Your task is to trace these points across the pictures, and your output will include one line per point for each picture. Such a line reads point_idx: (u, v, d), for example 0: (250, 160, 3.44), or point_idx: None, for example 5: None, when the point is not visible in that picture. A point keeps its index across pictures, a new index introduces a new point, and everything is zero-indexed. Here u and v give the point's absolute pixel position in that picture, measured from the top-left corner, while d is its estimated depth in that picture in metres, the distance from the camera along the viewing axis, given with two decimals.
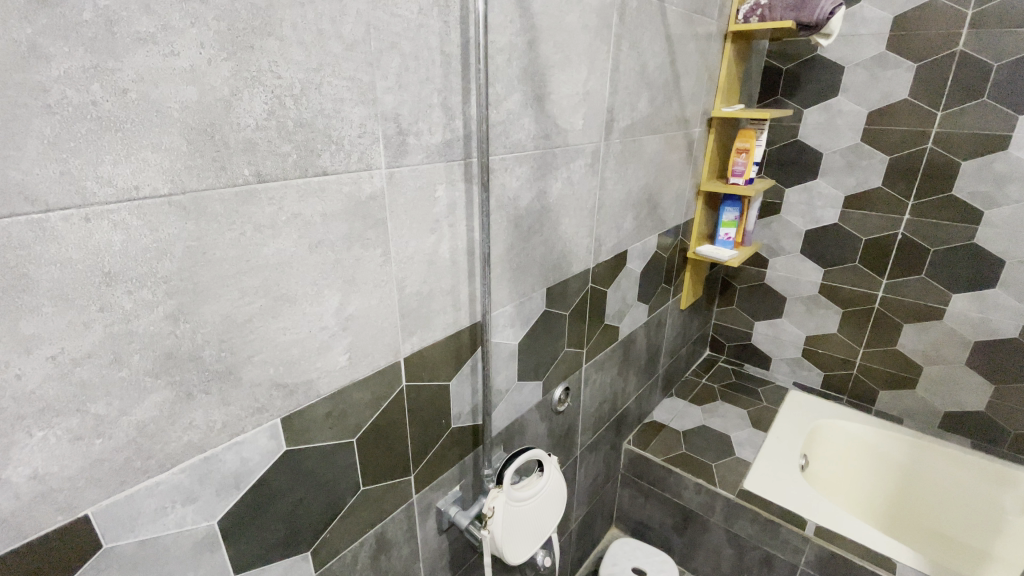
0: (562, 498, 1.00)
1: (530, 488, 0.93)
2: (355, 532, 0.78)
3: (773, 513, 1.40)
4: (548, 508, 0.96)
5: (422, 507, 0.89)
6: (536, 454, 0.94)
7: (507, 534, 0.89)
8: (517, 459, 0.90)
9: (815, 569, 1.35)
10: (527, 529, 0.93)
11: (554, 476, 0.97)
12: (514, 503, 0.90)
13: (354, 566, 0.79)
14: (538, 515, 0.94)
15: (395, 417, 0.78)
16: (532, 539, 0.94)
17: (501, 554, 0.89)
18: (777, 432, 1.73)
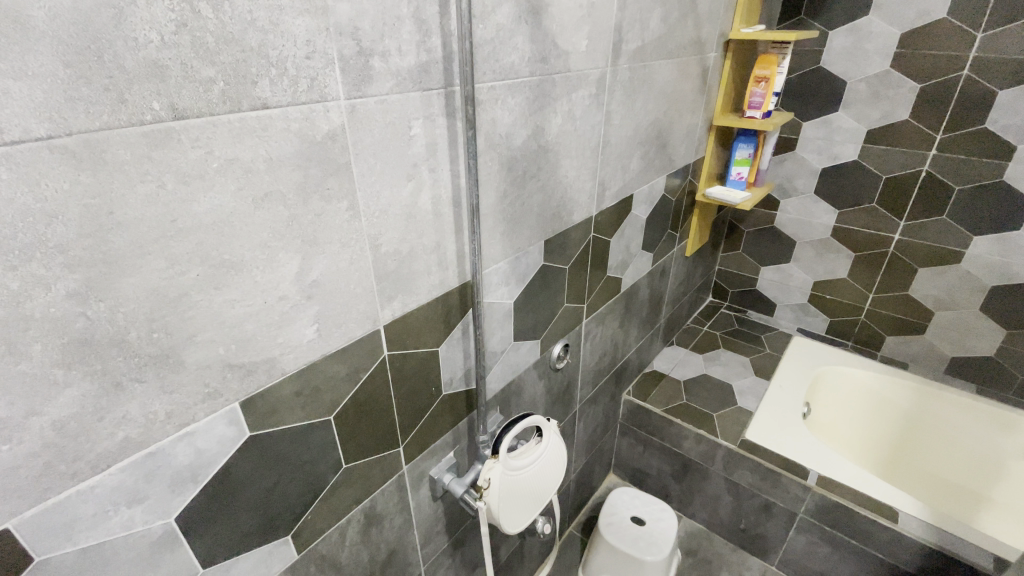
0: (563, 464, 0.95)
1: (529, 456, 0.88)
2: (341, 509, 0.72)
3: (774, 462, 1.37)
4: (548, 476, 0.91)
5: (414, 476, 0.84)
6: (535, 419, 0.88)
7: (504, 505, 0.85)
8: (516, 426, 0.84)
9: (813, 517, 1.34)
10: (526, 498, 0.88)
11: (554, 442, 0.92)
12: (513, 472, 0.85)
13: (341, 543, 0.74)
14: (537, 485, 0.89)
15: (378, 389, 0.70)
16: (531, 508, 0.90)
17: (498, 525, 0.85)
18: (779, 380, 1.69)
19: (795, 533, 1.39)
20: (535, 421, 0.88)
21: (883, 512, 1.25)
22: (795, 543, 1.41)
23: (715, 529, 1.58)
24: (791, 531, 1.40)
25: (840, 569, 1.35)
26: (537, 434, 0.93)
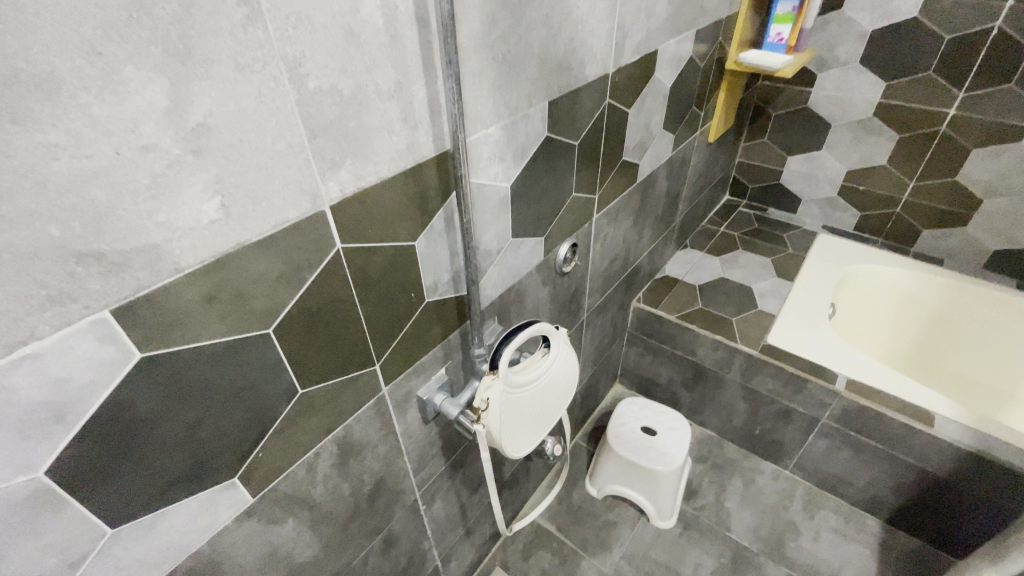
0: (573, 377, 0.82)
1: (535, 371, 0.73)
2: (305, 443, 0.57)
3: (799, 368, 1.25)
4: (556, 392, 0.78)
5: (398, 399, 0.69)
6: (541, 327, 0.71)
7: (508, 429, 0.72)
8: (519, 337, 0.68)
9: (837, 422, 1.24)
10: (532, 419, 0.76)
11: (564, 354, 0.77)
12: (517, 392, 0.71)
13: (312, 479, 0.60)
14: (543, 402, 0.77)
15: (335, 294, 0.52)
16: (539, 428, 0.78)
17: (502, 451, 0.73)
18: (804, 280, 1.54)
19: (815, 439, 1.31)
20: (541, 330, 0.72)
21: (918, 415, 1.15)
22: (814, 449, 1.33)
23: (727, 436, 1.51)
24: (811, 436, 1.31)
25: (862, 472, 1.28)
26: (543, 344, 0.77)
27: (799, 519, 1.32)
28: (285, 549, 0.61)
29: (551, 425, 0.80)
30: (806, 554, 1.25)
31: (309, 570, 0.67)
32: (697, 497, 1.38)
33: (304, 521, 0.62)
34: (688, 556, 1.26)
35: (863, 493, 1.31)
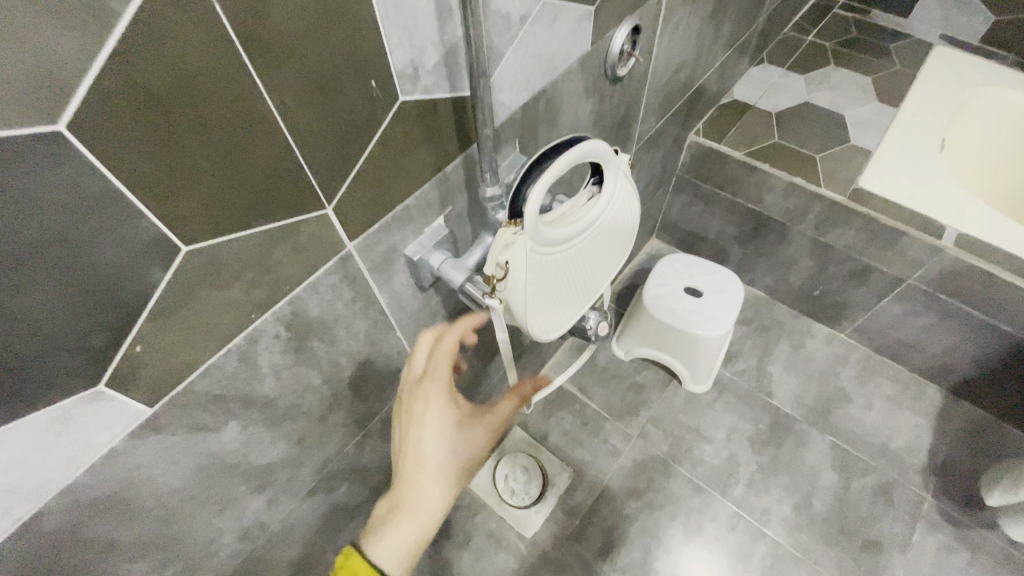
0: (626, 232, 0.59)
1: (580, 220, 0.50)
2: (226, 328, 0.37)
3: (898, 218, 0.98)
4: (600, 252, 0.55)
5: (377, 261, 0.46)
6: (598, 150, 0.46)
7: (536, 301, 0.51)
8: (569, 159, 0.42)
9: (927, 285, 1.02)
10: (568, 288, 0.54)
11: (618, 197, 0.53)
12: (554, 250, 0.48)
13: (254, 373, 0.41)
14: (582, 264, 0.54)
15: (208, 60, 0.26)
16: (575, 300, 0.57)
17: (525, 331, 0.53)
18: (912, 107, 1.18)
19: (891, 303, 1.11)
20: (596, 155, 0.46)
21: None
22: (886, 313, 1.13)
23: (778, 296, 1.32)
24: (886, 300, 1.11)
25: (938, 340, 1.10)
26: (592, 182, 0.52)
27: (851, 386, 1.19)
28: (235, 456, 0.45)
29: (589, 296, 0.60)
30: (853, 422, 1.14)
31: (280, 471, 0.52)
32: (737, 361, 1.25)
33: (257, 423, 0.45)
34: (722, 421, 1.17)
35: (931, 360, 1.15)
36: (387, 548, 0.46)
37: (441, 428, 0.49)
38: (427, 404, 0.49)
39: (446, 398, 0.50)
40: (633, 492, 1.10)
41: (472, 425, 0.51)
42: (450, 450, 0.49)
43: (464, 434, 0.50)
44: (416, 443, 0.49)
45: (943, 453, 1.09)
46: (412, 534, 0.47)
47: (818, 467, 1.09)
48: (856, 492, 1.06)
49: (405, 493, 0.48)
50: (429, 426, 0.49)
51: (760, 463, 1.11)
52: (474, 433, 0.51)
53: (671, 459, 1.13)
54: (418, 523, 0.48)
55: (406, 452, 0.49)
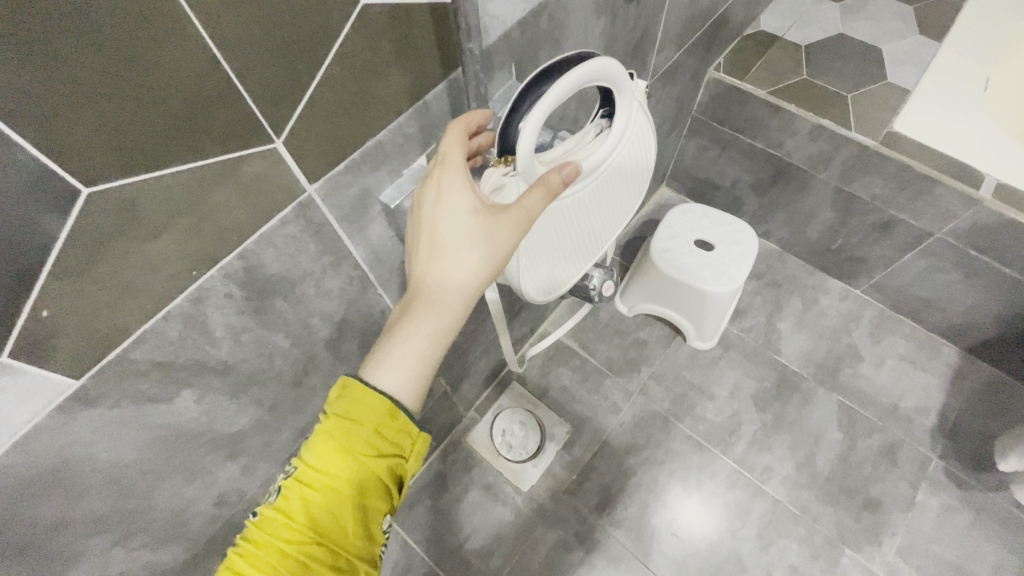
0: (638, 179, 0.53)
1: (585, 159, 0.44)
2: (160, 288, 0.31)
3: (931, 166, 0.90)
4: (605, 202, 0.50)
5: (346, 209, 0.40)
6: (612, 76, 0.39)
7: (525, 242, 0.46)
8: (576, 88, 0.36)
9: (957, 240, 0.95)
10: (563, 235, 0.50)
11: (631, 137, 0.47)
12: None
13: (206, 338, 0.36)
14: (582, 210, 0.49)
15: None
16: (572, 249, 0.52)
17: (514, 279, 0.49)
18: (958, 40, 1.06)
19: (914, 258, 1.04)
20: (610, 81, 0.40)
21: None
22: (908, 269, 1.07)
23: (792, 250, 1.25)
24: (910, 255, 1.04)
25: (961, 298, 1.04)
26: (602, 116, 0.46)
27: (863, 344, 1.15)
28: (196, 426, 0.41)
29: (591, 248, 0.55)
30: (862, 382, 1.11)
31: (254, 437, 0.48)
32: (746, 317, 1.20)
33: (218, 391, 0.40)
34: (727, 378, 1.13)
35: (950, 319, 1.10)
36: (391, 365, 0.42)
37: (445, 230, 0.40)
38: (435, 196, 0.39)
39: (460, 187, 0.39)
40: (632, 448, 1.08)
41: (490, 227, 0.39)
42: (466, 263, 0.40)
43: (480, 242, 0.40)
44: (427, 244, 0.41)
45: (953, 414, 1.06)
46: (424, 350, 0.42)
47: (823, 427, 1.07)
48: (861, 452, 1.04)
49: (420, 300, 0.42)
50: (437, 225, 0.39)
51: (764, 421, 1.08)
52: (495, 238, 0.39)
53: (672, 416, 1.11)
54: (429, 339, 0.42)
55: (418, 252, 0.41)
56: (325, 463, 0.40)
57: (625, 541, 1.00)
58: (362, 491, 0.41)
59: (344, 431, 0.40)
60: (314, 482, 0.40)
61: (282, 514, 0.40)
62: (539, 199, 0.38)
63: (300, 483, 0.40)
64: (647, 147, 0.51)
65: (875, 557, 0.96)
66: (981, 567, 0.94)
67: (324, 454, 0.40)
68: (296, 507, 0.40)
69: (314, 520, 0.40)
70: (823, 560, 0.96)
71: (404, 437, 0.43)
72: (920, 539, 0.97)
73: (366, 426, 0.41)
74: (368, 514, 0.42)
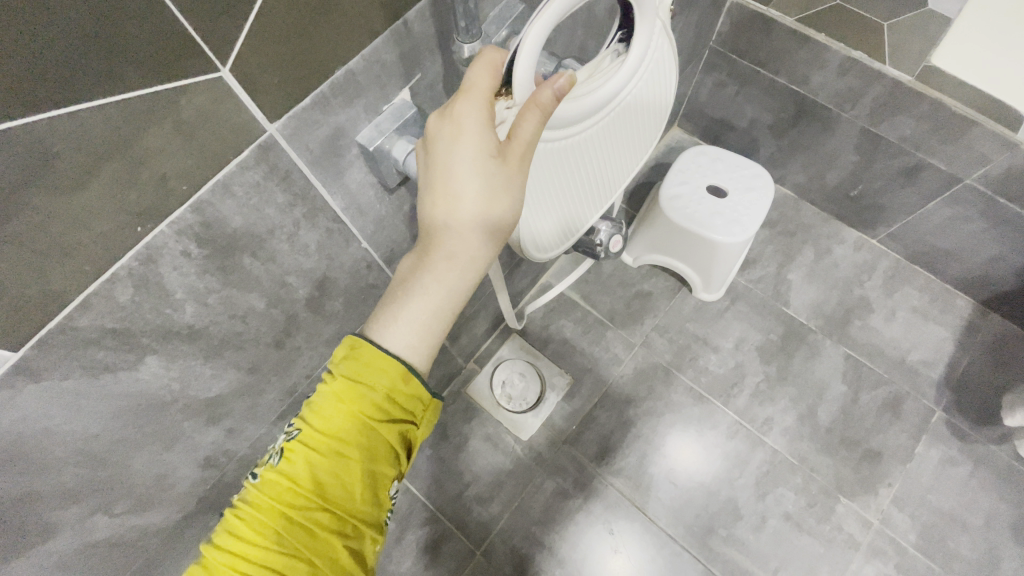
0: (653, 110, 0.51)
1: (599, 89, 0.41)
2: (97, 248, 0.27)
3: (969, 105, 0.82)
4: (615, 135, 0.48)
5: (316, 151, 0.34)
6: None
7: (536, 186, 0.45)
8: None
9: (988, 186, 0.88)
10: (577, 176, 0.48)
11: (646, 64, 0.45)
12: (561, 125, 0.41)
13: (165, 301, 0.32)
14: (598, 146, 0.47)
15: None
16: (588, 191, 0.51)
17: (530, 229, 0.47)
18: None
19: (938, 206, 0.98)
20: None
21: None
22: (930, 217, 1.01)
23: (808, 196, 1.18)
24: (934, 203, 0.98)
25: (984, 248, 0.99)
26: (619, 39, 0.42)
27: (875, 296, 1.11)
28: (168, 393, 0.38)
29: (605, 189, 0.53)
30: (871, 334, 1.08)
31: (236, 401, 0.45)
32: (755, 267, 1.15)
33: (188, 357, 0.37)
34: (732, 330, 1.11)
35: (969, 270, 1.05)
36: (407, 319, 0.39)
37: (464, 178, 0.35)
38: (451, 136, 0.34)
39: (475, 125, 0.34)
40: (632, 399, 1.07)
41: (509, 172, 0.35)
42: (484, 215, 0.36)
43: (501, 190, 0.36)
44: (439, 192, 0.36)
45: (961, 367, 1.05)
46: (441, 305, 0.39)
47: (828, 378, 1.05)
48: (864, 405, 1.03)
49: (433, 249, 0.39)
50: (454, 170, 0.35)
51: (767, 373, 1.07)
52: (513, 182, 0.36)
53: (674, 367, 1.09)
54: (450, 294, 0.39)
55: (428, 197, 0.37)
56: (334, 426, 0.38)
57: (623, 488, 1.02)
58: (372, 460, 0.39)
59: (353, 395, 0.38)
60: (321, 446, 0.38)
61: (286, 477, 0.37)
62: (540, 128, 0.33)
63: (306, 447, 0.38)
64: (665, 75, 0.48)
65: (870, 505, 0.97)
66: (975, 516, 0.96)
67: (331, 417, 0.38)
68: (301, 470, 0.38)
69: (320, 485, 0.38)
70: (818, 509, 0.97)
71: (415, 401, 0.41)
72: (916, 489, 0.98)
73: (376, 388, 0.39)
74: (376, 483, 0.40)
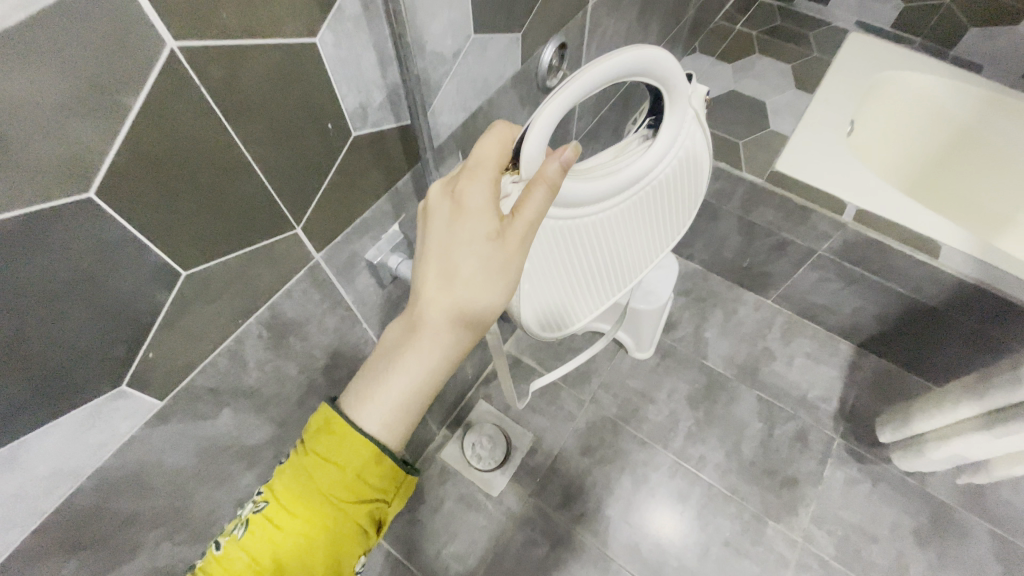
0: (694, 175, 0.68)
1: (640, 159, 0.59)
2: (215, 331, 0.44)
3: (806, 197, 1.12)
4: (665, 190, 0.65)
5: (340, 265, 0.54)
6: (666, 84, 0.54)
7: (594, 231, 0.61)
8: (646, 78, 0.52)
9: (835, 254, 1.16)
10: (624, 227, 0.64)
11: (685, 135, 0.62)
12: (613, 184, 0.58)
13: (242, 368, 0.49)
14: (644, 203, 0.64)
15: (176, 116, 0.32)
16: (631, 243, 0.67)
17: (582, 265, 0.63)
18: (825, 92, 1.30)
19: (806, 271, 1.25)
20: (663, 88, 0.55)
21: (925, 245, 1.04)
22: (803, 281, 1.28)
23: (713, 269, 1.45)
24: (802, 269, 1.25)
25: (847, 302, 1.26)
26: (646, 126, 0.62)
27: (776, 346, 1.35)
28: (228, 439, 0.53)
29: (650, 239, 0.69)
30: (776, 378, 1.30)
31: (267, 450, 0.60)
32: (677, 328, 1.38)
33: (247, 410, 0.53)
34: (665, 383, 1.31)
35: (842, 321, 1.32)
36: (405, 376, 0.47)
37: (467, 245, 0.46)
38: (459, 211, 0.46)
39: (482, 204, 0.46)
40: (587, 451, 1.23)
41: (506, 242, 0.47)
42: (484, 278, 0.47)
43: (497, 256, 0.47)
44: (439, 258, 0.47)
45: (851, 400, 1.27)
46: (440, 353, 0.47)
47: (746, 418, 1.25)
48: (778, 438, 1.23)
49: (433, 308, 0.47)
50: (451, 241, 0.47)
51: (697, 418, 1.26)
52: (512, 251, 0.47)
53: (620, 419, 1.26)
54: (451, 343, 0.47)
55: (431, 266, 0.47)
56: (298, 504, 0.46)
57: (585, 533, 1.14)
58: (334, 534, 0.46)
59: (313, 471, 0.46)
60: (283, 521, 0.45)
61: (247, 552, 0.44)
62: (541, 200, 0.46)
63: (269, 521, 0.45)
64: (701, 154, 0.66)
65: (794, 525, 1.13)
66: (881, 527, 1.13)
67: (296, 497, 0.46)
68: (264, 548, 0.44)
69: (278, 560, 0.44)
70: (751, 533, 1.12)
71: (384, 480, 0.48)
72: (830, 508, 1.15)
73: (348, 467, 0.46)
74: (340, 555, 0.47)
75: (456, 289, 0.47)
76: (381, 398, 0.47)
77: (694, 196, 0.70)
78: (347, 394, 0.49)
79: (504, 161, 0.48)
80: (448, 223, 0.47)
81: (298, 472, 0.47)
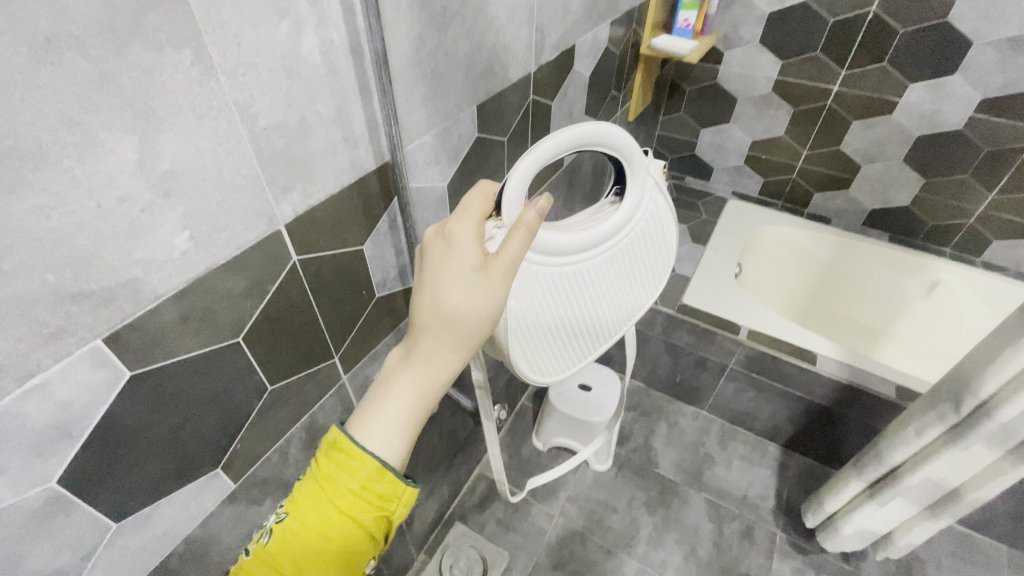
0: (660, 233, 0.85)
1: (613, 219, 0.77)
2: (276, 431, 0.64)
3: (709, 323, 1.43)
4: (635, 244, 0.82)
5: (357, 384, 0.75)
6: (631, 161, 0.73)
7: (581, 275, 0.76)
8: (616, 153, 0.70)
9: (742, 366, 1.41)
10: (604, 274, 0.80)
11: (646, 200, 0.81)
12: (593, 237, 0.75)
13: (285, 463, 0.67)
14: (620, 254, 0.81)
15: (287, 294, 0.57)
16: (612, 291, 0.82)
17: (571, 306, 0.77)
18: (714, 245, 1.71)
19: (724, 383, 1.50)
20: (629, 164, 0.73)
21: (804, 356, 1.34)
22: (725, 391, 1.53)
23: (653, 386, 1.69)
24: (721, 381, 1.51)
25: (763, 407, 1.50)
26: (615, 194, 0.80)
27: (715, 451, 1.54)
28: None
29: (628, 287, 0.85)
30: (718, 481, 1.48)
31: None
32: (629, 441, 1.57)
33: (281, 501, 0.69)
34: (624, 492, 1.45)
35: (765, 424, 1.54)
36: (403, 391, 0.57)
37: (454, 274, 0.56)
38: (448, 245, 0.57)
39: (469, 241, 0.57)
40: (559, 564, 1.32)
41: (490, 273, 0.56)
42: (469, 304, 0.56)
43: (484, 284, 0.56)
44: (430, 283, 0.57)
45: (785, 497, 1.44)
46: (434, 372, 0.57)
47: (697, 520, 1.40)
48: (728, 536, 1.36)
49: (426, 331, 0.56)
50: (442, 271, 0.56)
51: (655, 523, 1.39)
52: (495, 282, 0.56)
53: (587, 530, 1.38)
54: (442, 364, 0.57)
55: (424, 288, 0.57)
56: (309, 518, 0.55)
57: None
58: (341, 543, 0.55)
59: (323, 488, 0.56)
60: (298, 532, 0.55)
61: (274, 555, 0.56)
62: (521, 242, 0.56)
63: (287, 532, 0.56)
64: (663, 212, 0.84)
65: None
66: None
67: (307, 512, 0.55)
68: (286, 553, 0.55)
69: (296, 561, 0.55)
70: None
71: (384, 496, 0.57)
72: None
73: (352, 482, 0.55)
74: (349, 558, 0.56)
75: (443, 316, 0.55)
76: (384, 417, 0.56)
77: (663, 254, 0.88)
78: (357, 416, 0.57)
79: (486, 207, 0.62)
80: (440, 257, 0.57)
81: (310, 490, 0.56)
